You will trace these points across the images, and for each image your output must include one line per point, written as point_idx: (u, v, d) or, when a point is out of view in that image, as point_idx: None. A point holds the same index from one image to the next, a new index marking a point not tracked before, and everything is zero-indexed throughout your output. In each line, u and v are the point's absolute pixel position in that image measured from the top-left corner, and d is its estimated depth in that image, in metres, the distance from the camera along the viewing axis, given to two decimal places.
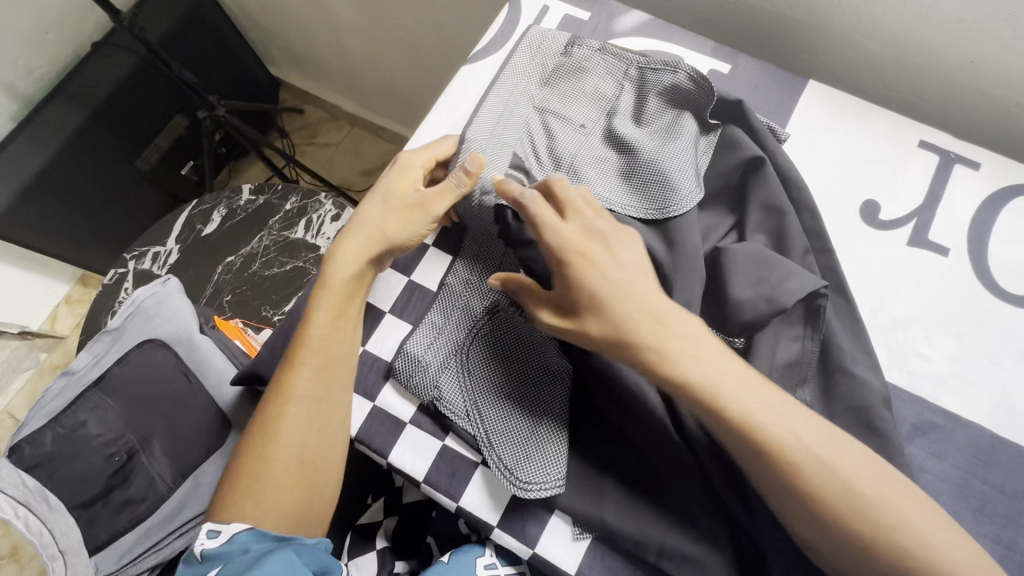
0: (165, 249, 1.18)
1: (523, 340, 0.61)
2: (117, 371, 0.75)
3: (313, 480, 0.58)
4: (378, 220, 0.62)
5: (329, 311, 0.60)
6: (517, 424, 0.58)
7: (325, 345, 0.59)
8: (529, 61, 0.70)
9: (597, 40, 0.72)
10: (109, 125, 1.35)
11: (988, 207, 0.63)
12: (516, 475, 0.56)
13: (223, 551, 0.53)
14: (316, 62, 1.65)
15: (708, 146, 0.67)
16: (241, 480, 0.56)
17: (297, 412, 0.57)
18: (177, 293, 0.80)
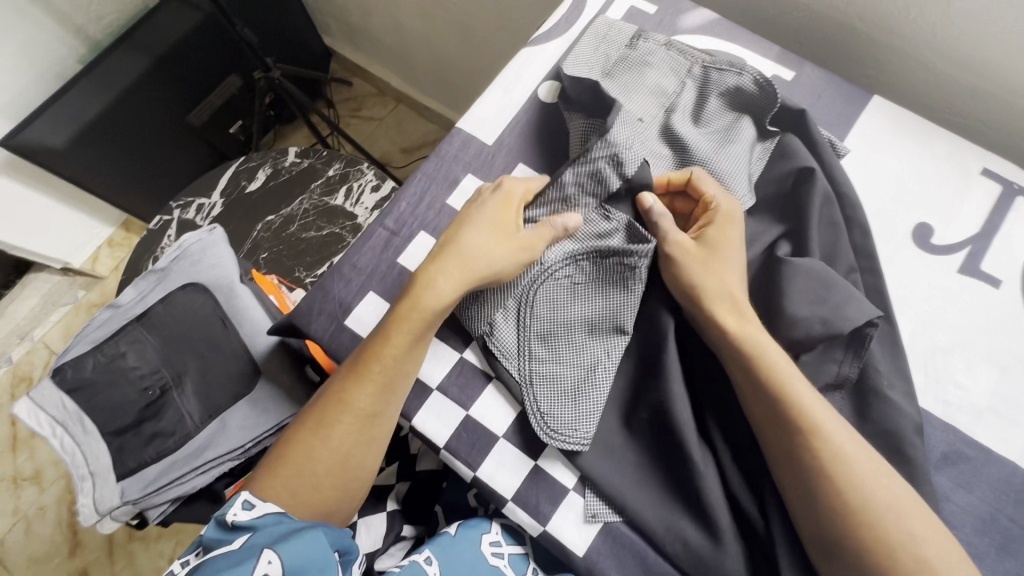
0: (209, 202, 1.21)
1: (585, 301, 0.62)
2: (159, 310, 0.78)
3: (349, 486, 0.59)
4: (473, 247, 0.60)
5: (409, 336, 0.58)
6: (561, 377, 0.60)
7: (396, 367, 0.58)
8: (592, 51, 0.70)
9: (662, 36, 0.72)
10: (168, 77, 1.39)
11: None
12: (546, 420, 0.59)
13: (259, 521, 0.51)
14: (371, 36, 1.68)
15: (763, 153, 0.66)
16: (281, 467, 0.58)
17: (349, 424, 0.58)
18: (222, 241, 0.83)
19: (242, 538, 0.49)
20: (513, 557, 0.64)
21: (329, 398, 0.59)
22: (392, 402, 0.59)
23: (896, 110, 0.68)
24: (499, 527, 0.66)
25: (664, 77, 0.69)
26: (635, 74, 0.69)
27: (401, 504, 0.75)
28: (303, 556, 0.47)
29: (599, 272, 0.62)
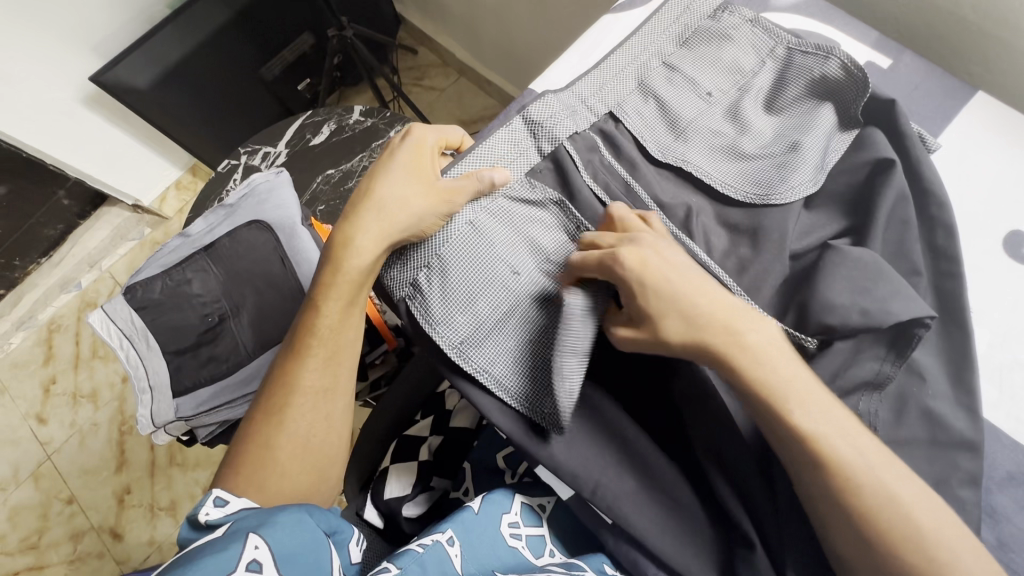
0: (275, 151, 1.26)
1: (544, 293, 0.58)
2: (224, 244, 0.82)
3: (318, 465, 0.57)
4: (393, 202, 0.58)
5: (342, 297, 0.59)
6: (533, 365, 0.56)
7: (331, 334, 0.59)
8: (673, 20, 0.68)
9: (750, 12, 0.69)
10: (246, 28, 1.44)
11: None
12: (527, 409, 0.55)
13: (236, 515, 0.46)
14: (441, 5, 1.69)
15: (842, 143, 0.62)
16: (245, 466, 0.55)
17: (308, 401, 0.57)
18: (287, 185, 0.85)
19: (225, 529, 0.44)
20: (531, 537, 0.63)
21: (277, 385, 0.58)
22: (340, 368, 0.60)
23: (1001, 109, 0.63)
24: (519, 507, 0.65)
25: (742, 54, 0.66)
26: (714, 49, 0.67)
27: (432, 457, 0.76)
28: (293, 539, 0.43)
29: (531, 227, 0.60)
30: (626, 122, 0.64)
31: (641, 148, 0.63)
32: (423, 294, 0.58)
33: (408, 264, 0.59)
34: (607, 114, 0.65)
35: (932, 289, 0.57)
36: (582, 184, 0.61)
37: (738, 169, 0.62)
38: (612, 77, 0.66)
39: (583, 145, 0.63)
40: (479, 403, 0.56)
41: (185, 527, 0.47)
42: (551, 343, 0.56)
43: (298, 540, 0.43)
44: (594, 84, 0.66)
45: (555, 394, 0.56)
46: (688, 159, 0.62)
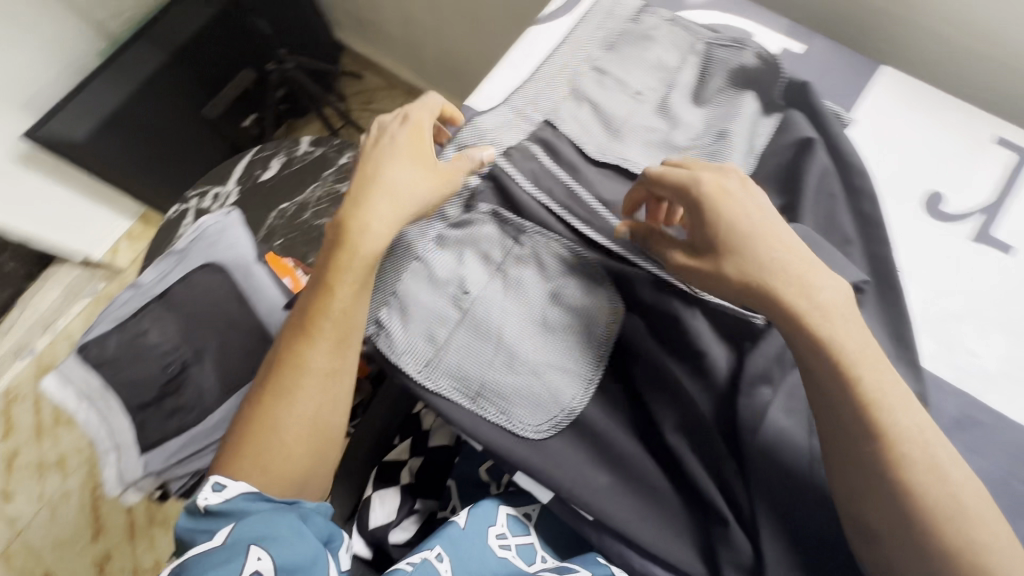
0: (225, 190, 1.24)
1: (502, 307, 0.60)
2: (178, 290, 0.80)
3: (320, 442, 0.59)
4: (398, 188, 0.60)
5: (363, 253, 0.59)
6: (509, 377, 0.58)
7: (343, 318, 0.59)
8: (597, 27, 0.71)
9: (668, 13, 0.72)
10: (183, 70, 1.41)
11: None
12: (514, 421, 0.57)
13: (233, 503, 0.52)
14: (380, 29, 1.70)
15: (767, 128, 0.65)
16: (245, 446, 0.57)
17: (312, 386, 0.59)
18: (237, 224, 0.85)
19: (230, 531, 0.50)
20: (520, 546, 0.63)
21: (282, 367, 0.60)
22: (344, 357, 0.60)
23: (907, 81, 0.68)
24: (505, 518, 0.65)
25: (665, 52, 0.70)
26: (639, 50, 0.70)
27: (412, 479, 0.76)
28: (294, 552, 0.48)
29: (476, 240, 0.62)
30: (564, 127, 0.66)
31: (581, 150, 0.66)
32: (390, 318, 0.60)
33: (379, 287, 0.62)
34: (542, 123, 0.66)
35: (865, 254, 0.60)
36: (523, 190, 0.63)
37: (674, 163, 0.65)
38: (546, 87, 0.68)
39: (526, 155, 0.65)
40: (450, 416, 0.58)
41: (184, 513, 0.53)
42: (524, 354, 0.59)
43: (297, 554, 0.49)
44: (529, 95, 0.68)
45: (539, 401, 0.58)
46: (625, 157, 0.65)
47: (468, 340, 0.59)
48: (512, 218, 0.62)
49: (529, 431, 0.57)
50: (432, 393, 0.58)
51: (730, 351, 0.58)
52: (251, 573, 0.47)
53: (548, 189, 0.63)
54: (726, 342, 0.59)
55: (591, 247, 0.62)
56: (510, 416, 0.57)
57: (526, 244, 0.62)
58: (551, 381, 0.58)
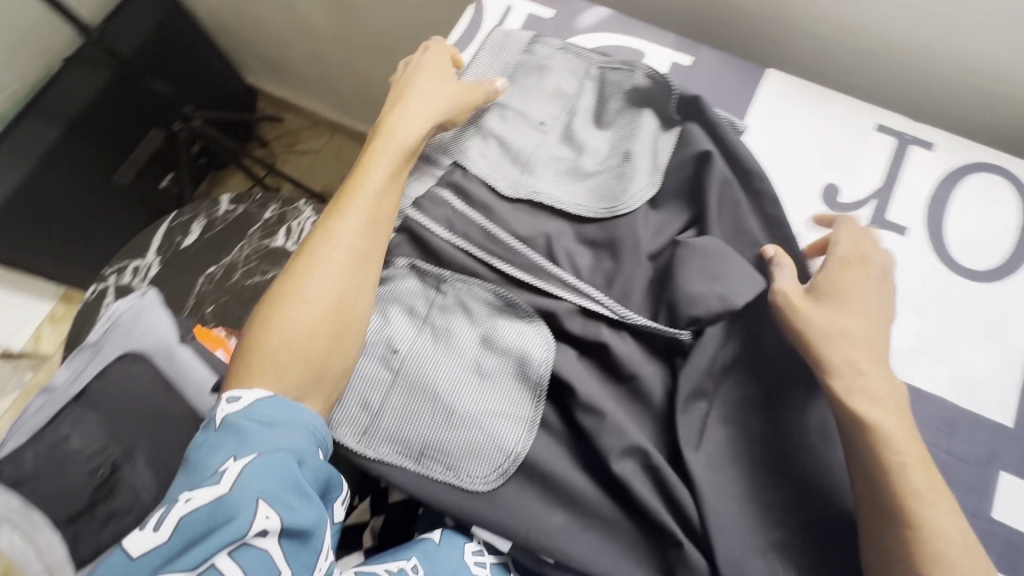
0: (145, 262, 1.18)
1: (433, 360, 0.60)
2: (96, 387, 0.75)
3: (339, 342, 0.57)
4: (418, 97, 0.65)
5: (383, 165, 0.62)
6: (450, 430, 0.57)
7: (368, 176, 0.61)
8: (490, 63, 0.71)
9: (559, 41, 0.73)
10: (86, 140, 1.33)
11: (945, 186, 0.65)
12: (461, 474, 0.56)
13: (248, 413, 0.51)
14: (293, 71, 1.66)
15: (668, 143, 0.67)
16: (263, 326, 0.56)
17: (340, 257, 0.58)
18: (155, 304, 0.82)
19: (238, 459, 0.47)
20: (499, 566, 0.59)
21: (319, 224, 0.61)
22: (371, 215, 0.61)
23: (790, 81, 0.72)
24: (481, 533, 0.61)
25: (561, 80, 0.70)
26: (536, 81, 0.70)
27: (377, 541, 0.74)
28: (303, 516, 0.47)
29: (399, 298, 0.63)
30: (472, 168, 0.66)
31: (493, 188, 0.65)
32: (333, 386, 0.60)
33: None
34: (450, 166, 0.67)
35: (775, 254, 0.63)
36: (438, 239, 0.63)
37: (585, 189, 0.65)
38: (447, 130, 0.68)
39: (439, 201, 0.65)
40: (395, 481, 0.57)
41: (201, 430, 0.52)
42: (462, 404, 0.58)
43: (305, 514, 0.47)
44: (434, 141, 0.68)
45: (483, 449, 0.57)
46: (537, 190, 0.65)
47: (404, 399, 0.59)
48: (431, 269, 0.63)
49: (478, 483, 0.56)
50: (376, 460, 0.57)
51: (665, 366, 0.60)
52: (259, 531, 0.44)
53: (463, 234, 0.64)
54: (660, 358, 0.60)
55: (515, 285, 0.62)
56: (457, 471, 0.57)
57: (449, 292, 0.63)
58: (493, 426, 0.58)
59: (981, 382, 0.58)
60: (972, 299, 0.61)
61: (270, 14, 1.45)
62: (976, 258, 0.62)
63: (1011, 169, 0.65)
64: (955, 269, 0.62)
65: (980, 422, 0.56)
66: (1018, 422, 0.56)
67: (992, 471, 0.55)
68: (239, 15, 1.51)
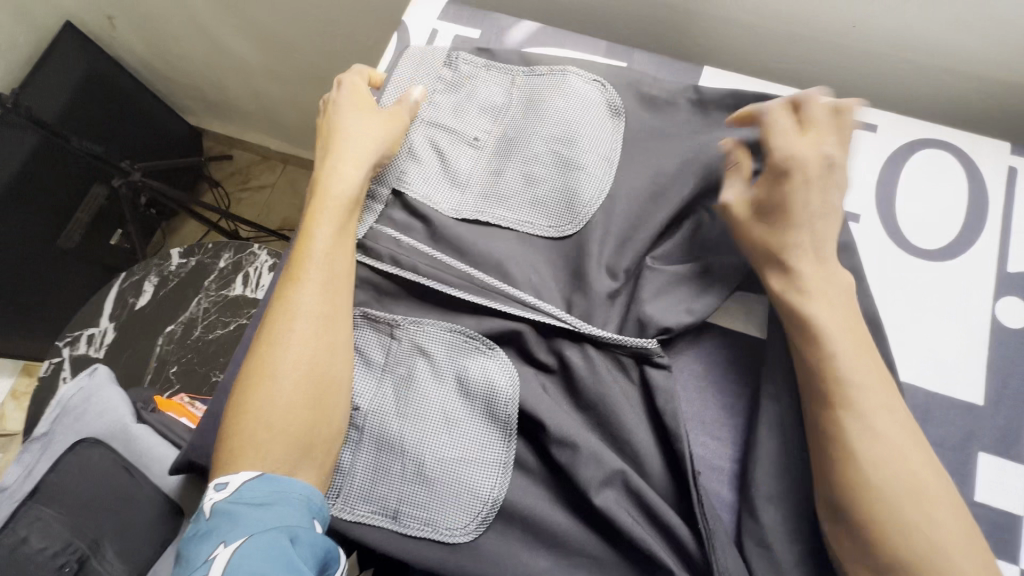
0: (100, 330, 1.12)
1: (397, 412, 0.57)
2: (52, 480, 0.71)
3: (322, 405, 0.54)
4: (354, 136, 0.64)
5: (330, 216, 0.60)
6: (423, 484, 0.56)
7: (319, 231, 0.59)
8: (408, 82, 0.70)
9: (476, 52, 0.73)
10: (20, 209, 1.25)
11: (891, 167, 0.65)
12: (441, 528, 0.55)
13: (238, 496, 0.49)
14: (234, 107, 1.60)
15: (609, 153, 0.66)
16: (236, 415, 0.54)
17: (305, 324, 0.55)
18: (106, 382, 0.78)
19: (228, 545, 0.46)
20: None
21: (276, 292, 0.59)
22: (332, 267, 0.58)
23: (726, 77, 0.71)
24: None
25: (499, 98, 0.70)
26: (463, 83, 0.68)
27: None
28: None
29: (362, 354, 0.61)
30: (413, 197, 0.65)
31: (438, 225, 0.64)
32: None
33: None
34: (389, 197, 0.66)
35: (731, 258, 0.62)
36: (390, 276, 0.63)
37: (529, 204, 0.64)
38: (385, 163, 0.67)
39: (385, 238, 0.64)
40: (374, 542, 0.55)
41: (193, 523, 0.51)
42: (432, 455, 0.56)
43: None
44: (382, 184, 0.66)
45: (461, 497, 0.55)
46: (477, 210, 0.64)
47: (375, 459, 0.57)
48: (381, 316, 0.61)
49: (458, 534, 0.54)
50: (354, 524, 0.56)
51: (635, 381, 0.59)
52: None
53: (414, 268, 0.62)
54: (631, 373, 0.59)
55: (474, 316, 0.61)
56: (436, 525, 0.55)
57: (405, 339, 0.60)
58: (467, 472, 0.56)
59: (948, 362, 0.58)
60: (931, 279, 0.61)
61: (201, 55, 1.40)
62: (930, 237, 0.62)
63: (953, 142, 0.65)
64: (911, 251, 0.62)
65: (953, 403, 0.56)
66: (989, 399, 0.56)
67: (970, 452, 0.54)
68: (169, 57, 1.45)
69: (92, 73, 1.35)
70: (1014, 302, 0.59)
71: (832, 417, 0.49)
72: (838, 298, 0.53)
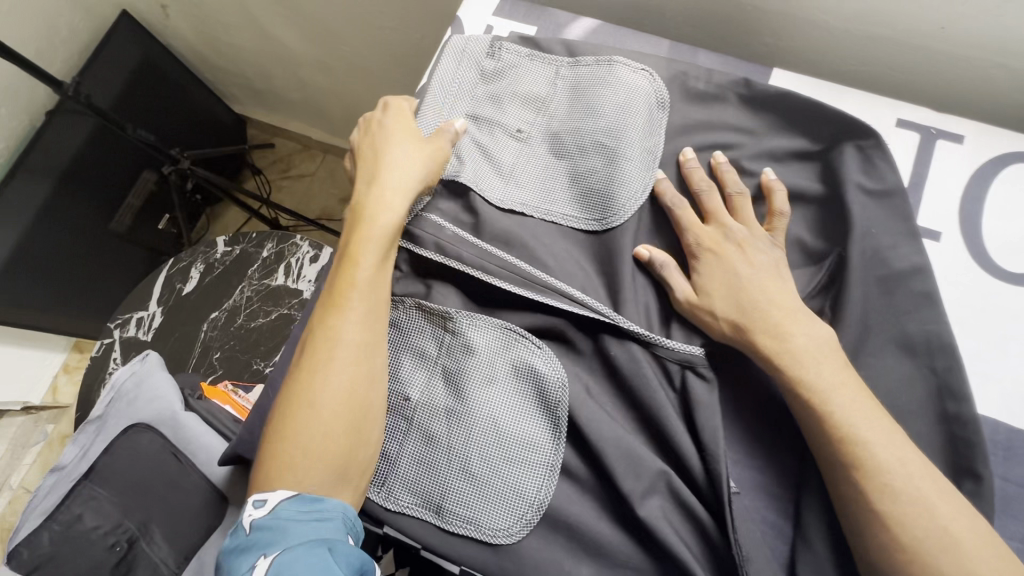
0: (148, 314, 1.15)
1: (443, 410, 0.57)
2: (106, 462, 0.74)
3: (356, 432, 0.54)
4: (393, 162, 0.61)
5: (371, 238, 0.59)
6: (469, 484, 0.55)
7: (361, 249, 0.58)
8: (444, 74, 0.69)
9: (520, 40, 0.70)
10: (77, 194, 1.30)
11: (977, 183, 0.60)
12: (484, 527, 0.54)
13: (275, 510, 0.50)
14: (278, 97, 1.62)
15: (654, 147, 0.64)
16: (276, 438, 0.53)
17: (345, 352, 0.55)
18: (157, 368, 0.79)
19: (268, 557, 0.46)
20: None
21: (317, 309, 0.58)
22: (372, 291, 0.58)
23: (798, 82, 0.67)
24: None
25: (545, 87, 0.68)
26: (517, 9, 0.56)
27: None
28: None
29: (413, 344, 0.61)
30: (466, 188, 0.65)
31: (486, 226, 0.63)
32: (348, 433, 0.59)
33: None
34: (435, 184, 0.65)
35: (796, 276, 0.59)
36: (440, 272, 0.63)
37: (573, 199, 0.63)
38: None
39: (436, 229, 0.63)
40: (418, 535, 0.56)
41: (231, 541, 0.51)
42: (478, 454, 0.55)
43: None
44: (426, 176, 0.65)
45: (506, 497, 0.54)
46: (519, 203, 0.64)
47: (417, 453, 0.57)
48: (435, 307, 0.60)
49: (501, 535, 0.54)
50: (397, 519, 0.56)
51: (677, 392, 0.57)
52: None
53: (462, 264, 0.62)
54: (673, 383, 0.57)
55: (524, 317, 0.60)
56: (478, 524, 0.54)
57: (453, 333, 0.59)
58: (512, 473, 0.55)
59: None
60: (1018, 305, 0.56)
61: (250, 45, 1.42)
62: (1019, 260, 0.57)
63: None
64: (998, 275, 0.57)
65: None
66: None
67: None
68: (219, 47, 1.47)
69: (146, 62, 1.38)
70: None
71: (828, 458, 0.49)
72: (815, 352, 0.51)
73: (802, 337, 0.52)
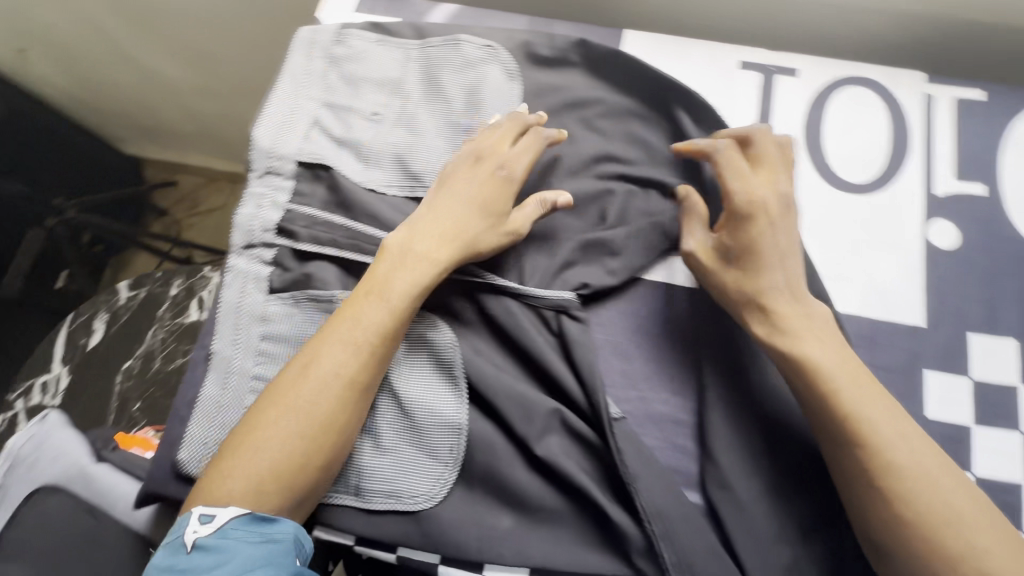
0: (51, 377, 1.07)
1: None
2: (10, 533, 0.68)
3: (322, 467, 0.51)
4: (450, 215, 0.59)
5: (408, 277, 0.56)
6: (380, 459, 0.55)
7: (390, 283, 0.56)
8: (299, 71, 0.70)
9: (369, 27, 0.73)
10: None
11: (816, 109, 0.66)
12: (403, 497, 0.54)
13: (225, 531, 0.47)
14: (170, 131, 1.54)
15: (511, 111, 0.68)
16: (244, 448, 0.50)
17: (343, 398, 0.52)
18: (60, 426, 0.75)
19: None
20: None
21: (327, 323, 0.55)
22: (381, 330, 0.54)
23: (649, 39, 0.71)
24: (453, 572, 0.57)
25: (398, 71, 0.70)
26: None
27: None
28: None
29: (292, 331, 0.60)
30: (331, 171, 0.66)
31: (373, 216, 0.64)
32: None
33: (212, 397, 0.59)
34: (299, 168, 0.66)
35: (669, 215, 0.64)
36: (312, 259, 0.63)
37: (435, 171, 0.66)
38: (277, 141, 0.67)
39: (304, 222, 0.64)
40: (337, 522, 0.54)
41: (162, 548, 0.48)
42: (384, 428, 0.56)
43: None
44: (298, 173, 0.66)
45: (420, 464, 0.55)
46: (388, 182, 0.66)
47: None
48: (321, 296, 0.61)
49: (420, 501, 0.54)
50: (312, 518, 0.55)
51: (554, 333, 0.60)
52: None
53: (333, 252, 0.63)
54: (551, 327, 0.60)
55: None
56: (398, 496, 0.54)
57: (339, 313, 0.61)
58: (422, 441, 0.56)
59: (888, 290, 0.59)
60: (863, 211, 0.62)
61: (128, 80, 1.35)
62: (858, 171, 0.63)
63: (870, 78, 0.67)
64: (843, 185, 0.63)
65: (895, 327, 0.58)
66: (929, 320, 0.58)
67: (915, 371, 0.56)
68: (94, 86, 1.39)
69: (13, 111, 1.29)
70: (945, 225, 0.61)
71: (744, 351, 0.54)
72: (816, 334, 0.53)
73: (757, 267, 0.56)
